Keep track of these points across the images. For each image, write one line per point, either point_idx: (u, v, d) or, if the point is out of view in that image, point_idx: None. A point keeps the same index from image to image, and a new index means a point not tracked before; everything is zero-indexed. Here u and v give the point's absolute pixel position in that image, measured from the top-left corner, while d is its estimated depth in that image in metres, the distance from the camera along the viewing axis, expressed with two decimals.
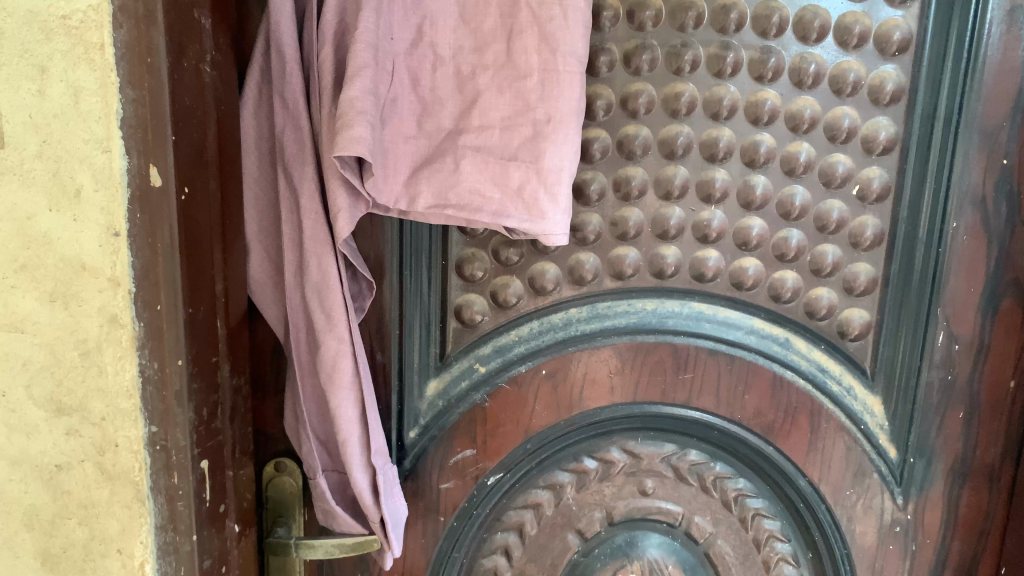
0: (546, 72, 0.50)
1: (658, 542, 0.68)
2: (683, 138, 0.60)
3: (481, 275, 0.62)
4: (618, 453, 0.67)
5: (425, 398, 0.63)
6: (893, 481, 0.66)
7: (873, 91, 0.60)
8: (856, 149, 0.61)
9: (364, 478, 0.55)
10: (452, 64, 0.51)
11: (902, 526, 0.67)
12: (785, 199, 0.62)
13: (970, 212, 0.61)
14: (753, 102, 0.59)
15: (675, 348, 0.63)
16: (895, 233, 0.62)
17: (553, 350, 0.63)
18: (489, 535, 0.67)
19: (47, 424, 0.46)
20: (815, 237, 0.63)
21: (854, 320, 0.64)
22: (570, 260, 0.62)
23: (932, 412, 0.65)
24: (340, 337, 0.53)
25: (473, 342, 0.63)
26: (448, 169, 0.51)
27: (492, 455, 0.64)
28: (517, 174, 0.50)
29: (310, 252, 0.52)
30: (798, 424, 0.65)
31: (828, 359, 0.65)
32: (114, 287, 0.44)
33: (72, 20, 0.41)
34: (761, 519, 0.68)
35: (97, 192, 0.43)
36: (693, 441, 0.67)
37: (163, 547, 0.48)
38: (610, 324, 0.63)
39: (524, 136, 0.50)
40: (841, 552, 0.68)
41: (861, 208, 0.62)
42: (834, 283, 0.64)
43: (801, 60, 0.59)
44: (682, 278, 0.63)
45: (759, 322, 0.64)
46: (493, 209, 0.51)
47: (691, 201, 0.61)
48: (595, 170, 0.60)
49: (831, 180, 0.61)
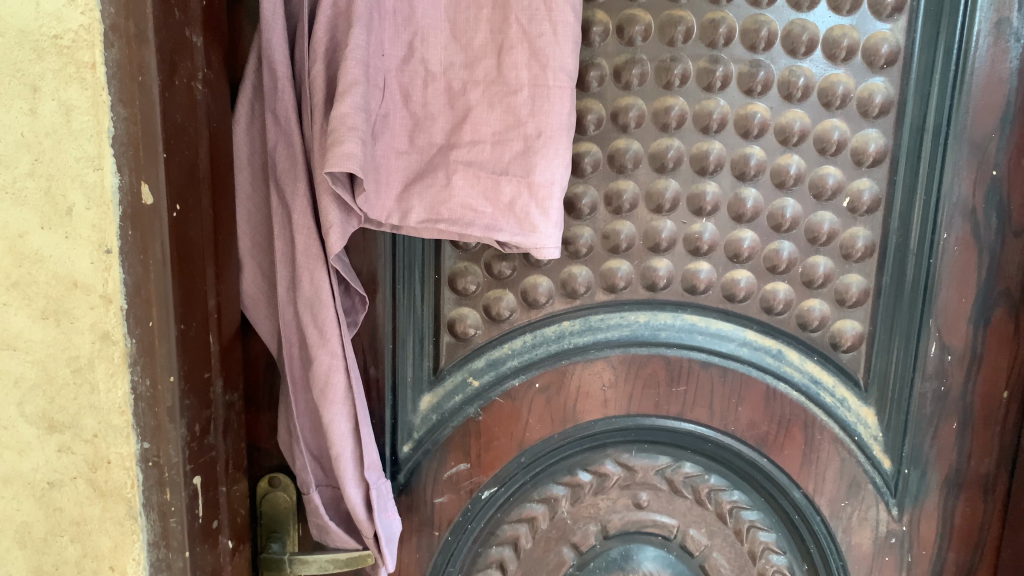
0: (537, 87, 0.50)
1: (653, 555, 0.68)
2: (674, 151, 0.60)
3: (474, 288, 0.62)
4: (612, 466, 0.66)
5: (419, 411, 0.63)
6: (888, 492, 0.66)
7: (862, 104, 0.60)
8: (846, 161, 0.61)
9: (358, 493, 0.55)
10: (443, 79, 0.51)
11: (898, 537, 0.67)
12: (776, 211, 0.62)
13: (961, 223, 0.62)
14: (743, 115, 0.60)
15: (667, 360, 0.64)
16: (885, 244, 0.63)
17: (547, 363, 0.63)
18: (484, 549, 0.67)
19: (39, 441, 0.46)
20: (806, 248, 0.63)
21: (846, 330, 0.64)
22: (563, 273, 0.62)
23: (926, 422, 0.65)
24: (333, 352, 0.53)
25: (466, 356, 0.63)
26: (440, 184, 0.51)
27: (486, 468, 0.64)
28: (509, 188, 0.51)
29: (303, 267, 0.52)
30: (792, 435, 0.65)
31: (821, 371, 0.65)
32: (106, 304, 0.44)
33: (63, 40, 0.42)
34: (756, 531, 0.68)
35: (89, 210, 0.43)
36: (688, 454, 0.67)
37: (156, 563, 0.48)
38: (603, 337, 0.63)
39: (515, 150, 0.51)
40: (837, 564, 0.67)
41: (852, 219, 0.62)
42: (826, 294, 0.64)
43: (789, 73, 0.59)
44: (674, 290, 0.63)
45: (751, 334, 0.64)
46: (485, 223, 0.51)
47: (682, 213, 0.62)
48: (587, 183, 0.60)
49: (822, 192, 0.62)
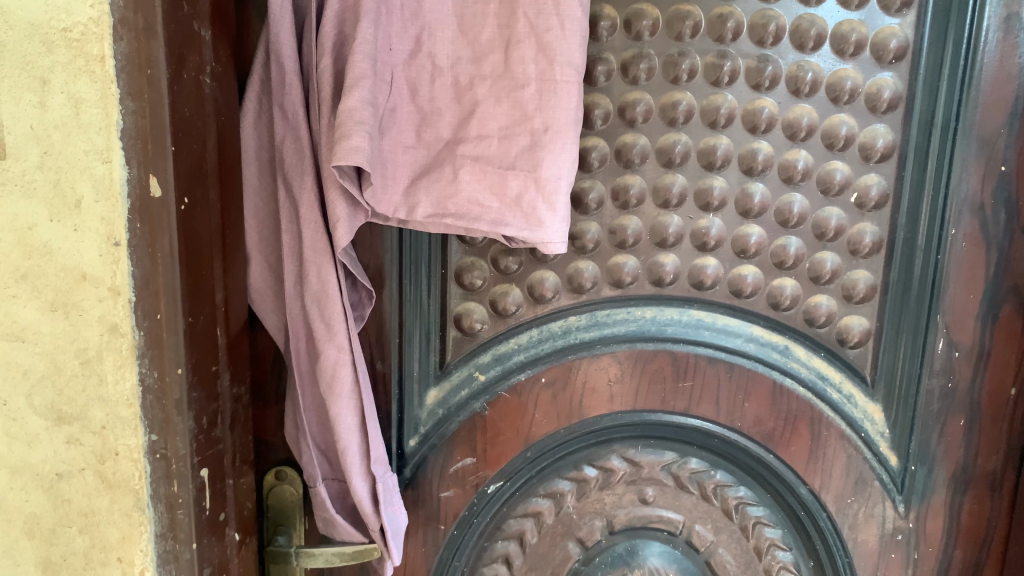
0: (544, 82, 0.50)
1: (659, 551, 0.67)
2: (681, 146, 0.60)
3: (480, 283, 0.62)
4: (618, 461, 0.66)
5: (425, 406, 0.63)
6: (894, 488, 0.66)
7: (870, 99, 0.60)
8: (854, 156, 0.61)
9: (364, 486, 0.55)
10: (450, 74, 0.52)
11: (904, 534, 0.67)
12: (783, 207, 0.62)
13: (969, 219, 0.61)
14: (750, 110, 0.60)
15: (674, 356, 0.63)
16: (893, 239, 0.62)
17: (553, 358, 0.63)
18: (490, 543, 0.67)
19: (48, 433, 0.47)
20: (813, 244, 0.63)
21: (853, 327, 0.64)
22: (569, 268, 0.62)
23: (933, 419, 0.65)
24: (339, 346, 0.53)
25: (472, 351, 0.63)
26: (446, 179, 0.51)
27: (492, 464, 0.64)
28: (516, 183, 0.51)
29: (310, 261, 0.52)
30: (798, 432, 0.65)
31: (828, 367, 0.64)
32: (114, 297, 0.44)
33: (72, 33, 0.42)
34: (762, 527, 0.68)
35: (97, 203, 0.44)
36: (693, 450, 0.67)
37: (163, 555, 0.48)
38: (609, 332, 0.63)
39: (522, 145, 0.51)
40: (843, 560, 0.67)
41: (860, 215, 0.62)
42: (833, 290, 0.63)
43: (798, 68, 0.59)
44: (681, 285, 0.63)
45: (758, 329, 0.64)
46: (492, 218, 0.51)
47: (689, 208, 0.62)
48: (593, 178, 0.60)
49: (830, 187, 0.61)
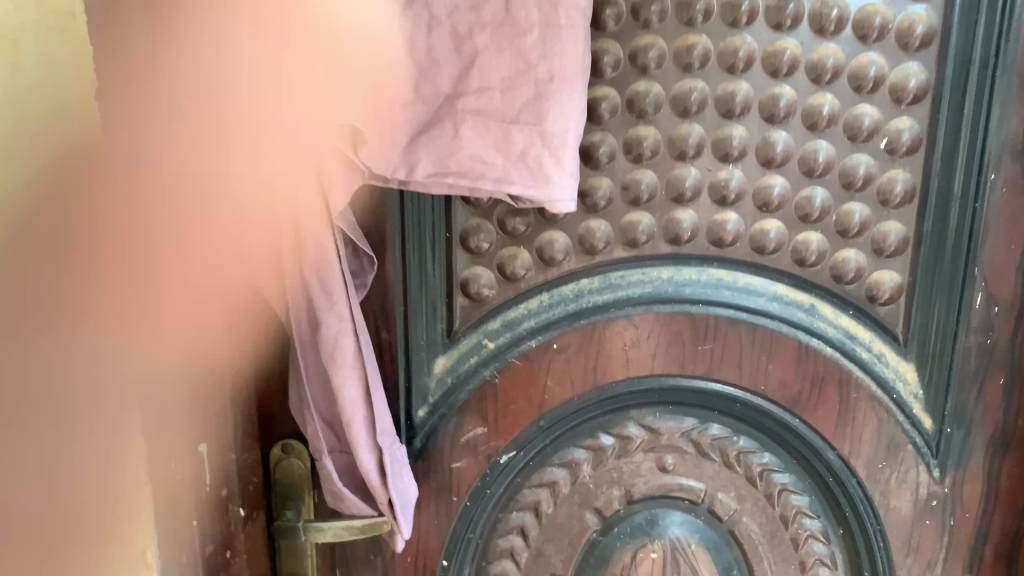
0: (548, 28, 0.47)
1: (680, 520, 0.65)
2: (697, 93, 0.56)
3: (487, 247, 0.59)
4: (636, 428, 0.64)
5: (433, 375, 0.61)
6: (929, 452, 0.63)
7: (901, 36, 0.55)
8: (884, 99, 0.57)
9: (371, 458, 0.54)
10: (448, 23, 0.47)
11: (939, 499, 0.64)
12: (808, 155, 0.58)
13: (1011, 163, 0.57)
14: (772, 52, 0.55)
15: (693, 318, 0.60)
16: (927, 187, 0.58)
17: (565, 323, 0.60)
18: (505, 515, 0.65)
19: None
20: (841, 195, 0.59)
21: (884, 283, 0.60)
22: (580, 229, 0.59)
23: (971, 378, 0.61)
24: (340, 315, 0.51)
25: (481, 317, 0.61)
26: (447, 136, 0.48)
27: (505, 433, 0.62)
28: (521, 138, 0.48)
29: (307, 228, 0.50)
30: (826, 395, 0.62)
31: (858, 326, 0.61)
32: (100, 267, 0.43)
33: None
34: (788, 494, 0.65)
35: (77, 169, 0.41)
36: (715, 415, 0.64)
37: (164, 533, 0.47)
38: (623, 295, 0.60)
39: (526, 96, 0.48)
40: (874, 528, 0.64)
41: (890, 162, 0.58)
42: (862, 244, 0.60)
43: (823, 4, 0.54)
44: (699, 243, 0.59)
45: (782, 288, 0.60)
46: (496, 176, 0.48)
47: (707, 160, 0.58)
48: (604, 131, 0.57)
49: (858, 133, 0.57)
